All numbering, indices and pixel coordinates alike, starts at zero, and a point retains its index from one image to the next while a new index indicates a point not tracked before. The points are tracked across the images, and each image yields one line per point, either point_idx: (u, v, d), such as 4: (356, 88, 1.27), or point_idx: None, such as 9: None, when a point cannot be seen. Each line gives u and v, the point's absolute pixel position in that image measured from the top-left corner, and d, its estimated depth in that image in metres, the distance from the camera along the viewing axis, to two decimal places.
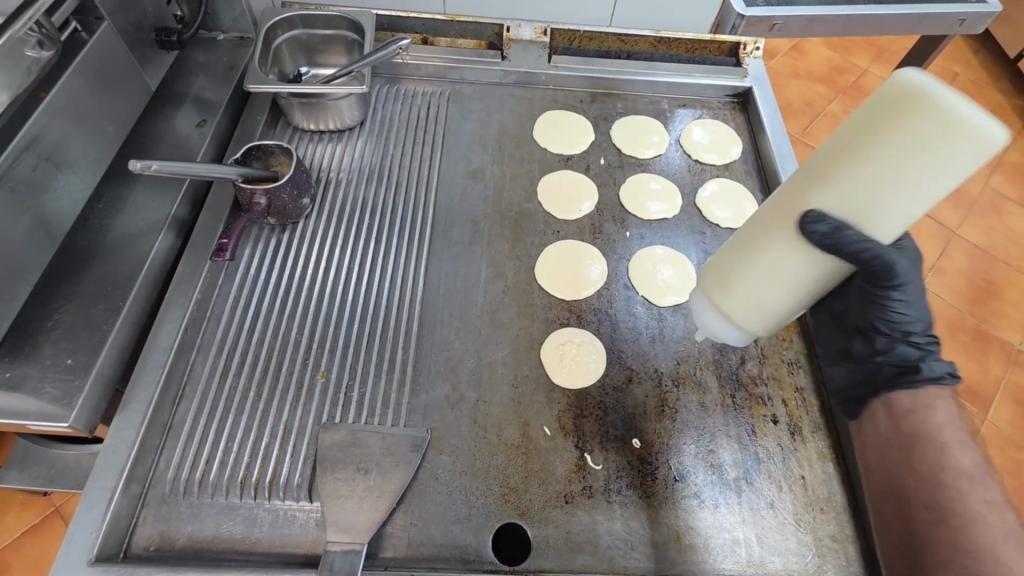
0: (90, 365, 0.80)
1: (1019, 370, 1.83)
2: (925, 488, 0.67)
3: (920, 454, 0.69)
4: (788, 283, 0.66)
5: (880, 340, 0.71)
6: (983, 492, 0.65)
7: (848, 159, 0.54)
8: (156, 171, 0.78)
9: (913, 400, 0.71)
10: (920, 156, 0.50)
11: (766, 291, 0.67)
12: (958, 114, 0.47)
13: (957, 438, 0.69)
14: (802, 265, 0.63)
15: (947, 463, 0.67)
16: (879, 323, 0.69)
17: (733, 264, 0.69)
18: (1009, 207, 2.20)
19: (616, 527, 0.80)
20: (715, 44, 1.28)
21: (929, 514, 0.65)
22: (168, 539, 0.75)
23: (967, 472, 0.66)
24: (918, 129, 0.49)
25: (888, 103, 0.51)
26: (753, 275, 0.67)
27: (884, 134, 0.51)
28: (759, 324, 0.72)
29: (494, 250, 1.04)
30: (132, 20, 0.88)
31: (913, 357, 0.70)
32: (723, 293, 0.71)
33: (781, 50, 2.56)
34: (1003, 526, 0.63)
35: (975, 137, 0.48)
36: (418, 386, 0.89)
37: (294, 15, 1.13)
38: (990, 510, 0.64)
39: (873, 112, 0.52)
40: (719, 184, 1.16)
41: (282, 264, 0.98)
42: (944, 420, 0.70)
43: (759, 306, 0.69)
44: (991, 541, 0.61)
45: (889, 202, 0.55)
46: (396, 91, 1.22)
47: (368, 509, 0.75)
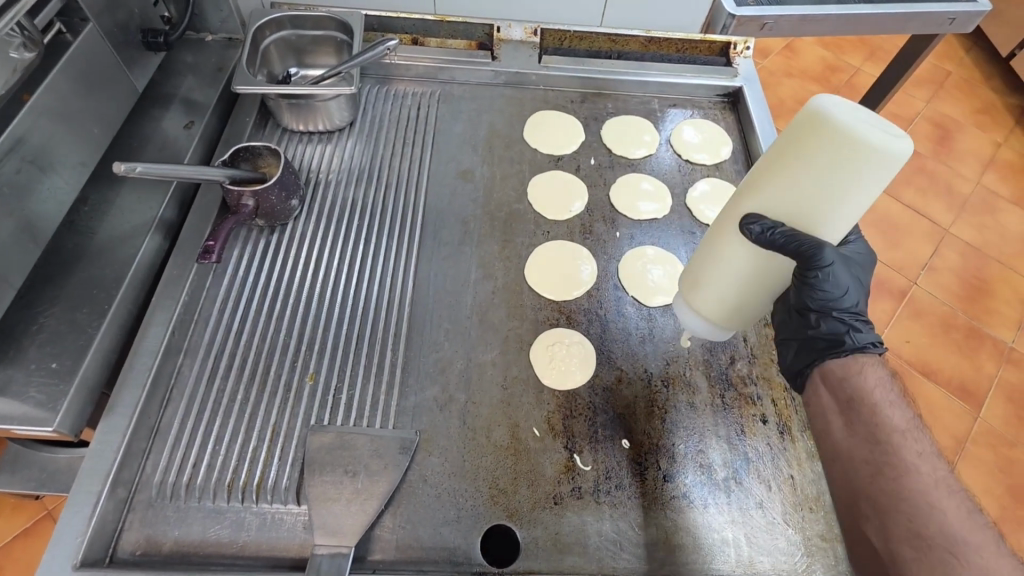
0: (75, 369, 0.80)
1: (1011, 367, 1.84)
2: (863, 449, 0.68)
3: (857, 416, 0.69)
4: (742, 279, 0.70)
5: (812, 315, 0.70)
6: (915, 444, 0.66)
7: (775, 174, 0.61)
8: (142, 173, 0.77)
9: (845, 368, 0.71)
10: (830, 173, 0.57)
11: (721, 287, 0.72)
12: (860, 136, 0.54)
13: (889, 397, 0.69)
14: (750, 261, 0.68)
15: (883, 420, 0.68)
16: (811, 301, 0.68)
17: (695, 265, 0.75)
18: (1002, 205, 2.21)
19: (605, 527, 0.80)
20: (705, 43, 1.29)
21: (868, 471, 0.66)
22: (155, 544, 0.75)
23: (900, 427, 0.67)
24: (825, 150, 0.56)
25: (800, 127, 0.58)
26: (711, 274, 0.72)
27: (797, 155, 0.58)
28: (724, 321, 0.75)
29: (484, 250, 1.04)
30: (119, 21, 0.88)
31: (840, 331, 0.70)
32: (688, 293, 0.76)
33: (774, 49, 2.56)
34: (935, 474, 0.64)
35: (877, 153, 0.54)
36: (407, 388, 0.89)
37: (282, 16, 1.12)
38: (923, 461, 0.65)
39: (790, 134, 0.59)
40: (710, 184, 1.16)
41: (270, 266, 0.97)
42: (876, 381, 0.69)
43: (717, 304, 0.73)
44: (927, 491, 0.63)
45: (819, 210, 0.61)
46: (386, 92, 1.22)
47: (356, 512, 0.75)
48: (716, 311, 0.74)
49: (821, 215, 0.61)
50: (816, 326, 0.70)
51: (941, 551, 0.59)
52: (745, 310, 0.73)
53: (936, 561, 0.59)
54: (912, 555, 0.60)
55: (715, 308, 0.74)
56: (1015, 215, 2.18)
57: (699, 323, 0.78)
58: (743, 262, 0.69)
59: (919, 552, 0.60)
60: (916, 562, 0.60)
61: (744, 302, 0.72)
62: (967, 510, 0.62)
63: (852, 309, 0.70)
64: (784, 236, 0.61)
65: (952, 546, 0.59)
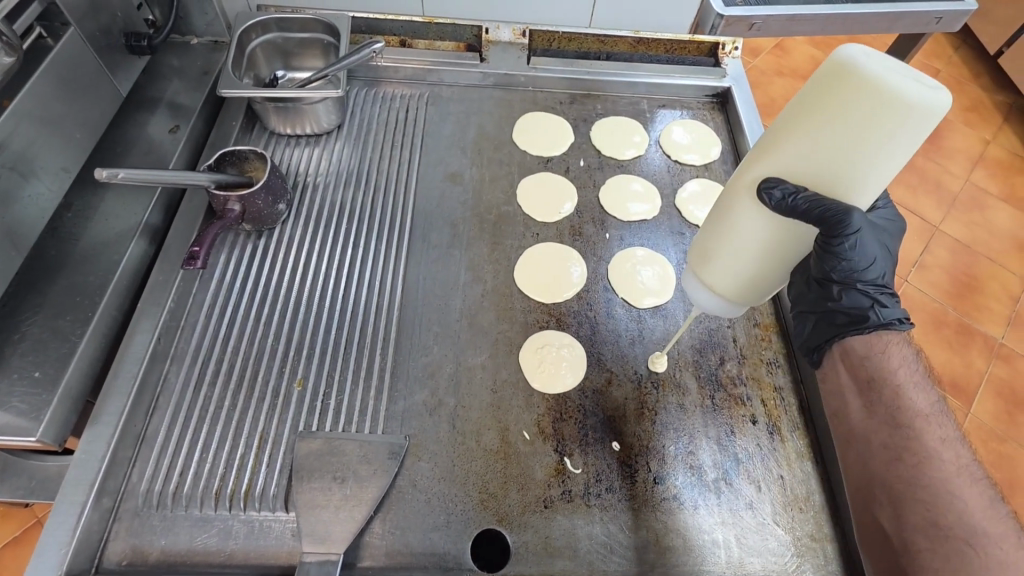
0: (58, 378, 0.79)
1: (1001, 362, 1.85)
2: (883, 432, 0.67)
3: (879, 398, 0.68)
4: (763, 246, 0.63)
5: (835, 288, 0.66)
6: (938, 430, 0.65)
7: (791, 134, 0.55)
8: (124, 178, 0.76)
9: (867, 346, 0.69)
10: (854, 130, 0.50)
11: (738, 258, 0.64)
12: (892, 85, 0.48)
13: (912, 379, 0.68)
14: (772, 226, 0.60)
15: (905, 403, 0.66)
16: (835, 273, 0.63)
17: (705, 236, 0.67)
18: (991, 202, 2.22)
19: (595, 531, 0.80)
20: (693, 44, 1.29)
21: (886, 453, 0.66)
22: (141, 553, 0.74)
23: (922, 411, 0.66)
24: (847, 104, 0.50)
25: (820, 81, 0.52)
26: (725, 245, 0.64)
27: (817, 110, 0.52)
28: (743, 296, 0.67)
29: (473, 253, 1.04)
30: (102, 24, 0.87)
31: (863, 305, 0.67)
32: (700, 267, 0.69)
33: (765, 48, 2.57)
34: (956, 462, 0.64)
35: (909, 104, 0.48)
36: (396, 393, 0.88)
37: (268, 19, 1.11)
38: (945, 447, 0.64)
39: (812, 88, 0.53)
40: (699, 184, 1.16)
41: (257, 271, 0.97)
42: (899, 362, 0.68)
43: (733, 278, 0.66)
44: (948, 480, 0.62)
45: (843, 173, 0.54)
46: (374, 94, 1.21)
47: (345, 519, 0.74)
48: (733, 285, 0.66)
49: (845, 179, 0.55)
50: (837, 300, 0.67)
51: (958, 542, 0.59)
52: (766, 282, 0.65)
53: (952, 552, 0.59)
54: (926, 544, 0.61)
55: (732, 281, 0.66)
56: (1004, 211, 2.20)
57: (713, 300, 0.70)
58: (762, 229, 0.61)
59: (933, 543, 0.60)
60: (930, 552, 0.60)
61: (765, 274, 0.64)
62: (984, 500, 0.62)
63: (876, 281, 0.66)
64: (807, 202, 0.54)
65: (969, 537, 0.59)
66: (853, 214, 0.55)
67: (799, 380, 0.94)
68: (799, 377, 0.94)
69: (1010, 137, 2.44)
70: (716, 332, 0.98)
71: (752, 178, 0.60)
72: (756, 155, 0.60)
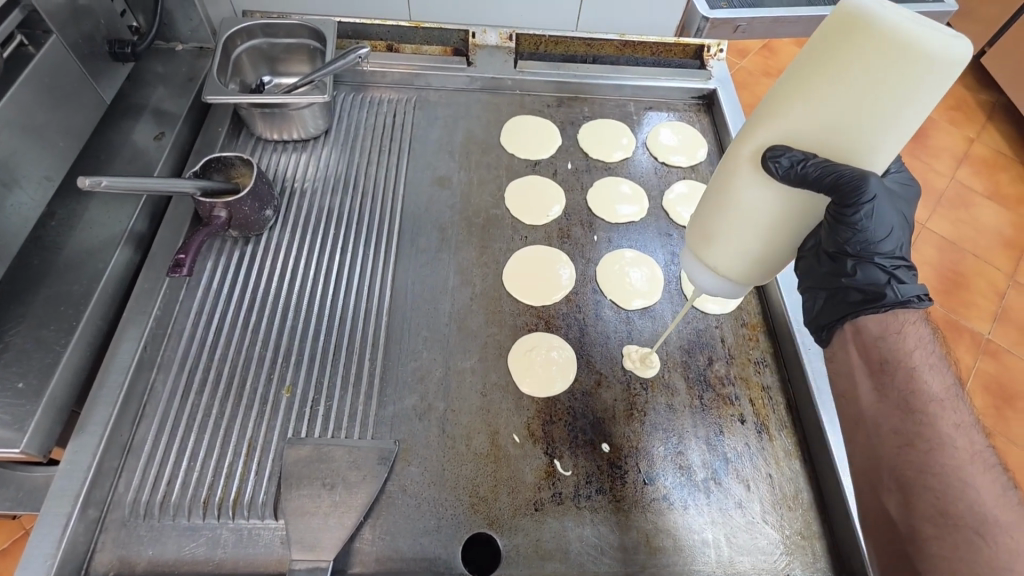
0: (42, 389, 0.78)
1: (988, 358, 1.87)
2: (894, 418, 0.66)
3: (891, 381, 0.66)
4: (767, 224, 0.61)
5: (850, 263, 0.64)
6: (953, 415, 0.64)
7: (800, 93, 0.53)
8: (109, 186, 0.75)
9: (882, 327, 0.67)
10: (874, 88, 0.49)
11: (743, 237, 0.63)
12: (910, 37, 0.47)
13: (928, 361, 0.66)
14: (775, 198, 0.59)
15: (918, 388, 0.65)
16: (849, 246, 0.62)
17: (705, 218, 0.66)
18: (976, 200, 2.25)
19: (586, 532, 0.80)
20: (679, 47, 1.28)
21: (897, 439, 0.65)
22: (128, 564, 0.74)
23: (938, 395, 0.65)
24: (866, 61, 0.49)
25: (832, 38, 0.51)
26: (728, 226, 0.63)
27: (832, 66, 0.50)
28: (749, 275, 0.66)
29: (461, 257, 1.04)
30: (84, 31, 0.86)
31: (879, 281, 0.65)
32: (701, 250, 0.68)
33: (753, 49, 2.59)
34: (971, 449, 0.62)
35: (933, 56, 0.47)
36: (385, 398, 0.88)
37: (253, 25, 1.11)
38: (959, 433, 0.63)
39: (822, 44, 0.52)
40: (687, 185, 1.17)
41: (245, 278, 0.96)
42: (915, 344, 0.66)
43: (740, 254, 0.64)
44: (960, 467, 0.61)
45: (856, 134, 0.53)
46: (362, 99, 1.21)
47: (335, 525, 0.74)
48: (739, 265, 0.65)
49: (858, 140, 0.54)
50: (851, 275, 0.65)
51: (967, 531, 0.58)
52: (772, 256, 0.64)
53: (959, 540, 0.58)
54: (932, 531, 0.60)
55: (738, 261, 0.65)
56: (989, 208, 2.23)
57: (719, 281, 0.69)
58: (766, 202, 0.60)
59: (941, 531, 0.59)
60: (937, 541, 0.59)
61: (771, 247, 0.63)
62: (997, 487, 0.61)
63: (890, 255, 0.65)
64: (818, 168, 0.53)
65: (978, 525, 0.58)
66: (868, 179, 0.55)
67: (786, 379, 0.95)
68: (786, 376, 0.95)
69: (994, 135, 2.47)
70: (704, 332, 0.99)
71: (757, 145, 0.58)
72: (762, 117, 0.58)
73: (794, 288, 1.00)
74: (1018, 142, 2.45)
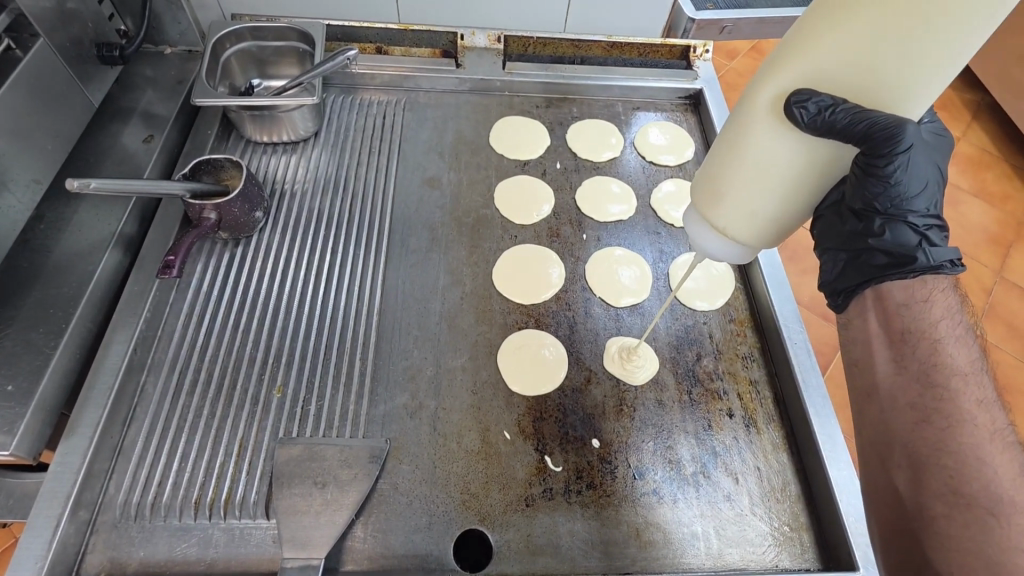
0: (31, 391, 0.78)
1: None
2: (911, 391, 0.65)
3: (911, 353, 0.66)
4: (780, 180, 0.59)
5: (877, 222, 0.66)
6: (975, 390, 0.63)
7: (818, 51, 0.53)
8: (97, 188, 0.75)
9: (908, 294, 0.68)
10: (896, 48, 0.49)
11: (755, 194, 0.60)
12: None
13: (953, 333, 0.66)
14: (790, 150, 0.57)
15: (943, 360, 0.65)
16: (879, 202, 0.63)
17: (713, 176, 0.63)
18: (963, 197, 2.28)
19: (577, 527, 0.81)
20: (665, 47, 1.29)
21: (914, 417, 0.64)
22: (119, 565, 0.74)
23: (961, 370, 0.64)
24: (888, 21, 0.49)
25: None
26: (739, 181, 0.60)
27: (853, 26, 0.50)
28: (762, 237, 0.64)
29: (452, 257, 1.05)
30: (72, 35, 0.86)
31: (909, 243, 0.66)
32: (709, 211, 0.65)
33: (742, 50, 2.62)
34: (990, 427, 0.62)
35: (962, 12, 0.47)
36: (377, 396, 0.89)
37: (242, 28, 1.12)
38: (980, 410, 0.62)
39: (841, 4, 0.51)
40: (675, 183, 1.18)
41: (237, 278, 0.96)
42: (942, 314, 0.67)
43: (752, 213, 0.62)
44: (978, 445, 0.60)
45: (882, 88, 0.53)
46: (352, 101, 1.22)
47: (325, 524, 0.74)
48: (749, 225, 0.63)
49: (884, 95, 0.54)
50: (879, 235, 0.67)
51: (980, 511, 0.57)
52: (785, 213, 0.61)
53: (971, 519, 0.57)
54: (942, 510, 0.59)
55: (748, 221, 0.62)
56: (976, 205, 2.26)
57: (729, 244, 0.66)
58: (782, 155, 0.58)
59: (951, 510, 0.59)
60: (946, 519, 0.59)
61: (784, 204, 0.60)
62: (1016, 468, 0.59)
63: (921, 217, 0.66)
64: (847, 114, 0.52)
65: (993, 505, 0.57)
66: (905, 126, 0.55)
67: (773, 373, 0.96)
68: (773, 370, 0.96)
69: (978, 135, 2.50)
70: (692, 329, 1.00)
71: (769, 96, 0.57)
72: (771, 71, 0.57)
73: (780, 284, 1.02)
74: (1002, 140, 2.49)
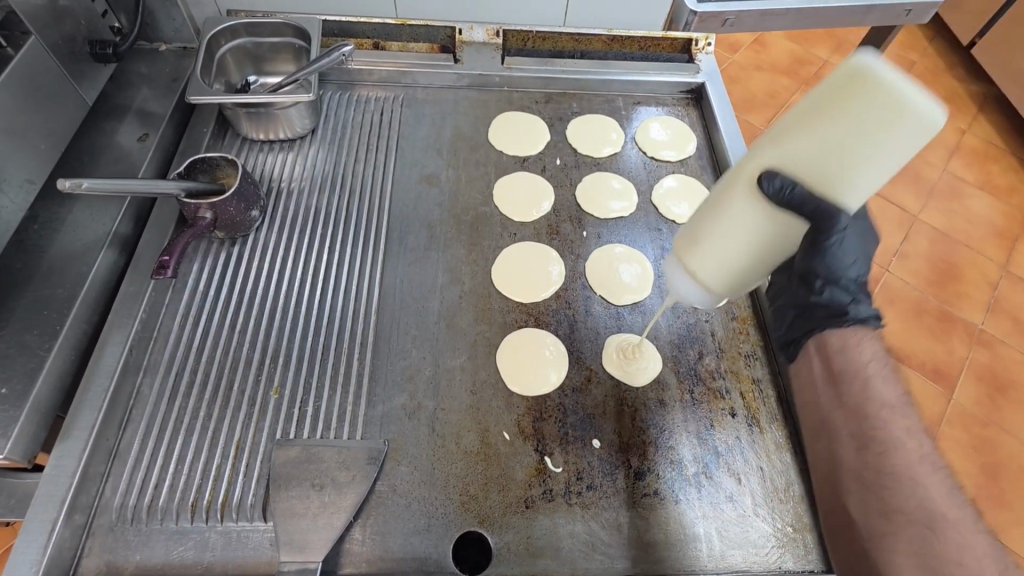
0: (26, 393, 0.77)
1: (982, 348, 1.88)
2: (851, 425, 0.72)
3: (849, 394, 0.73)
4: (751, 245, 0.62)
5: (818, 285, 0.68)
6: (903, 420, 0.70)
7: (792, 137, 0.55)
8: (90, 188, 0.74)
9: (843, 341, 0.74)
10: (855, 142, 0.51)
11: (727, 250, 0.63)
12: (894, 102, 0.49)
13: (882, 373, 0.73)
14: (764, 220, 0.60)
15: (873, 397, 0.72)
16: (819, 272, 0.66)
17: (696, 225, 0.66)
18: (968, 190, 2.25)
19: (578, 529, 0.80)
20: (667, 40, 1.27)
21: (857, 446, 0.71)
22: (115, 568, 0.73)
23: (888, 403, 0.71)
24: (852, 118, 0.51)
25: (826, 95, 0.53)
26: (717, 234, 0.63)
27: (824, 118, 0.52)
28: (726, 289, 0.67)
29: (451, 255, 1.03)
30: (65, 33, 0.85)
31: (843, 301, 0.70)
32: (685, 255, 0.68)
33: (744, 43, 2.60)
34: (920, 450, 0.68)
35: (912, 120, 0.49)
36: (374, 397, 0.88)
37: (237, 24, 1.10)
38: (909, 437, 0.69)
39: (817, 98, 0.54)
40: (677, 179, 1.16)
41: (233, 279, 0.95)
42: (872, 357, 0.73)
43: (721, 266, 0.64)
44: (910, 468, 0.67)
45: (840, 178, 0.55)
46: (349, 97, 1.20)
47: (323, 526, 0.74)
48: (718, 276, 0.65)
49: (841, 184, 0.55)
50: (820, 295, 0.69)
51: (919, 526, 0.64)
52: (752, 271, 0.64)
53: (912, 534, 0.64)
54: (888, 528, 0.66)
55: (719, 273, 0.65)
56: (981, 198, 2.24)
57: (697, 290, 0.69)
58: (756, 222, 0.60)
59: (894, 527, 0.65)
60: (892, 534, 0.65)
61: (752, 264, 0.63)
62: (945, 485, 0.67)
63: (856, 278, 0.69)
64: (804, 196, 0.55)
65: (929, 519, 0.64)
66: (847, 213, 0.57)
67: (777, 372, 0.95)
68: (775, 369, 0.95)
69: (983, 127, 2.47)
70: (694, 327, 0.99)
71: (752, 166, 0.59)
72: (757, 149, 0.60)
73: None
74: (1008, 132, 2.46)
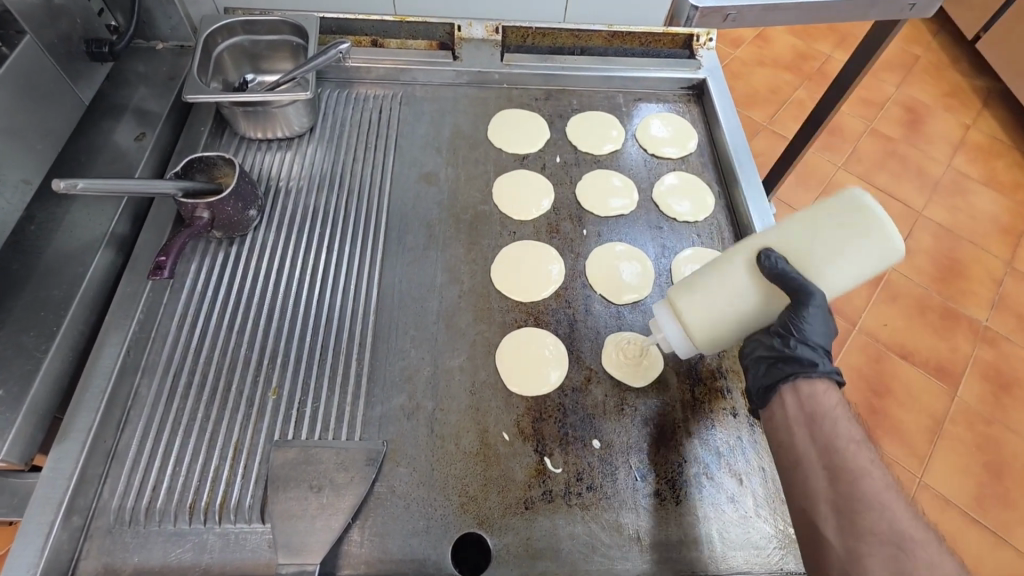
0: (22, 395, 0.77)
1: (986, 345, 1.86)
2: (822, 453, 0.67)
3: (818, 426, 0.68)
4: (739, 305, 0.73)
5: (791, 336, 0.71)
6: (868, 453, 0.66)
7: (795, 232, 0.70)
8: (85, 189, 0.73)
9: (812, 387, 0.72)
10: (834, 249, 0.67)
11: (720, 305, 0.73)
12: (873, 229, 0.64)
13: (845, 414, 0.69)
14: (750, 287, 0.73)
15: (839, 428, 0.67)
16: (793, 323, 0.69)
17: (693, 281, 0.76)
18: (972, 186, 2.24)
19: (577, 530, 0.80)
20: (668, 36, 1.26)
21: (828, 472, 0.65)
22: (113, 570, 0.73)
23: (855, 437, 0.67)
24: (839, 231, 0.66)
25: (837, 210, 0.66)
26: (711, 292, 0.74)
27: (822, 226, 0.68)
28: (710, 340, 0.76)
29: (450, 254, 1.03)
30: (60, 31, 0.84)
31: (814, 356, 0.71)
32: (679, 305, 0.77)
33: (747, 38, 2.58)
34: (886, 479, 0.64)
35: (881, 246, 0.64)
36: (373, 398, 0.87)
37: (235, 22, 1.10)
38: (875, 467, 0.64)
39: (828, 210, 0.67)
40: (679, 177, 1.15)
41: (231, 279, 0.95)
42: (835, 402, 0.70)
43: (712, 318, 0.74)
44: (880, 493, 0.62)
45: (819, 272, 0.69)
46: (347, 95, 1.20)
47: (322, 527, 0.73)
48: (707, 327, 0.75)
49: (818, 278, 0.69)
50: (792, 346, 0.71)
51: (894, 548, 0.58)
52: (735, 328, 0.75)
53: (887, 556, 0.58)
54: (868, 548, 0.59)
55: (709, 324, 0.75)
56: (986, 194, 2.22)
57: (684, 338, 0.78)
58: (745, 288, 0.72)
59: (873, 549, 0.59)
60: (872, 556, 0.59)
61: (737, 321, 0.74)
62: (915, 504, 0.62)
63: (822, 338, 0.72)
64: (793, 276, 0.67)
65: (900, 540, 0.59)
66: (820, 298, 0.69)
67: None
68: None
69: (988, 122, 2.45)
70: None
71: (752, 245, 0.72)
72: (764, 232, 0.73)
73: None
74: (1013, 127, 2.44)
